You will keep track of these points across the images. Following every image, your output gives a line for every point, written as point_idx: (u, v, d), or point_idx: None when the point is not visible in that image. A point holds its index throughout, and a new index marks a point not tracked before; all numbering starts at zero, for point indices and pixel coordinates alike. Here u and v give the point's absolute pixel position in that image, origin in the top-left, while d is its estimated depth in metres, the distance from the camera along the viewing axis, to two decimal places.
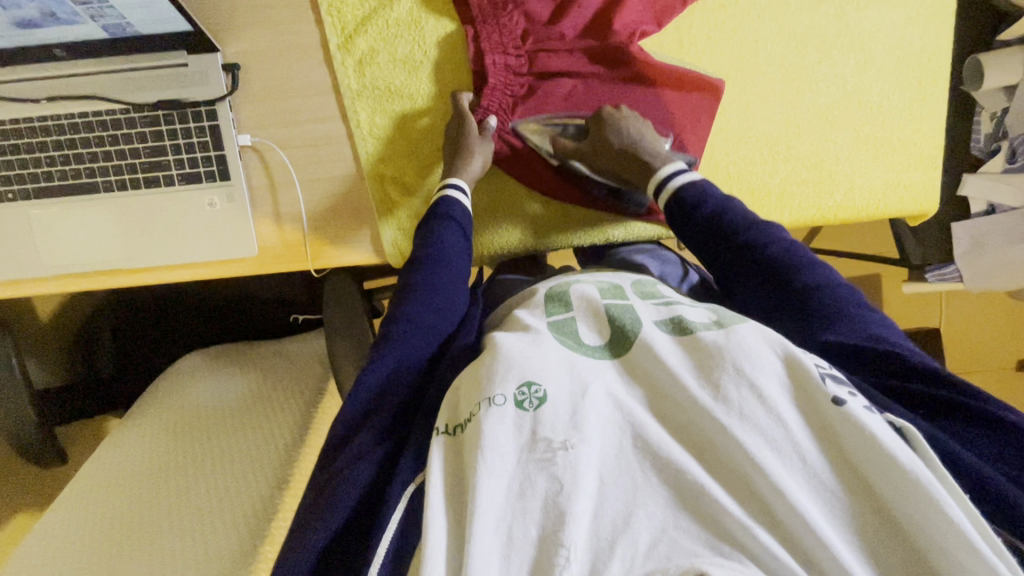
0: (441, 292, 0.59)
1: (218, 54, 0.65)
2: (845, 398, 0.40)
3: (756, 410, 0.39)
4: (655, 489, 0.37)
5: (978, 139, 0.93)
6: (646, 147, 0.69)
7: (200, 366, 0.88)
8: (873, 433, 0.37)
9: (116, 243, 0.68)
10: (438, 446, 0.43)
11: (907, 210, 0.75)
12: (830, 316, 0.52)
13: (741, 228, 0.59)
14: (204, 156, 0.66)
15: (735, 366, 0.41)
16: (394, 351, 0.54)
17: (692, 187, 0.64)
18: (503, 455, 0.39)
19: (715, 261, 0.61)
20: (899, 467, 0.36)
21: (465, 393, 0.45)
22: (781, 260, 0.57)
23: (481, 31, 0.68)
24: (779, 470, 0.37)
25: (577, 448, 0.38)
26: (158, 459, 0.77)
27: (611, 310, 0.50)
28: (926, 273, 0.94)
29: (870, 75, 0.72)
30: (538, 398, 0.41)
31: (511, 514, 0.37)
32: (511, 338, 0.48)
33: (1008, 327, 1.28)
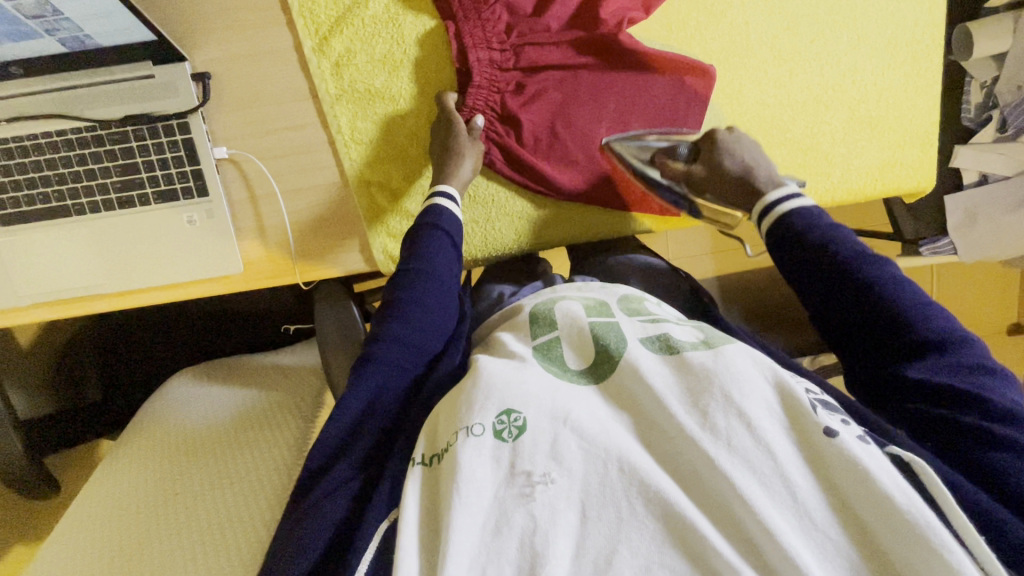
0: (425, 307, 0.57)
1: (186, 63, 0.62)
2: (837, 429, 0.40)
3: (744, 440, 0.40)
4: (638, 524, 0.38)
5: (969, 109, 0.92)
6: (760, 173, 0.63)
7: (192, 384, 0.86)
8: (863, 465, 0.38)
9: (92, 268, 0.65)
10: (415, 476, 0.43)
11: (904, 188, 0.74)
12: (925, 354, 0.49)
13: (851, 260, 0.52)
14: (178, 172, 0.63)
15: (725, 394, 0.41)
16: (378, 371, 0.52)
17: (801, 214, 0.57)
18: (480, 488, 0.39)
19: (799, 279, 0.55)
20: (889, 501, 0.37)
21: (443, 422, 0.45)
22: (887, 291, 0.50)
23: (462, 27, 0.65)
24: (765, 504, 0.37)
25: (556, 484, 0.39)
26: (154, 484, 0.75)
27: (596, 329, 0.50)
28: (920, 247, 0.95)
29: (863, 52, 0.71)
30: (516, 428, 0.41)
31: (486, 554, 0.38)
32: (493, 362, 0.48)
33: (997, 293, 1.29)
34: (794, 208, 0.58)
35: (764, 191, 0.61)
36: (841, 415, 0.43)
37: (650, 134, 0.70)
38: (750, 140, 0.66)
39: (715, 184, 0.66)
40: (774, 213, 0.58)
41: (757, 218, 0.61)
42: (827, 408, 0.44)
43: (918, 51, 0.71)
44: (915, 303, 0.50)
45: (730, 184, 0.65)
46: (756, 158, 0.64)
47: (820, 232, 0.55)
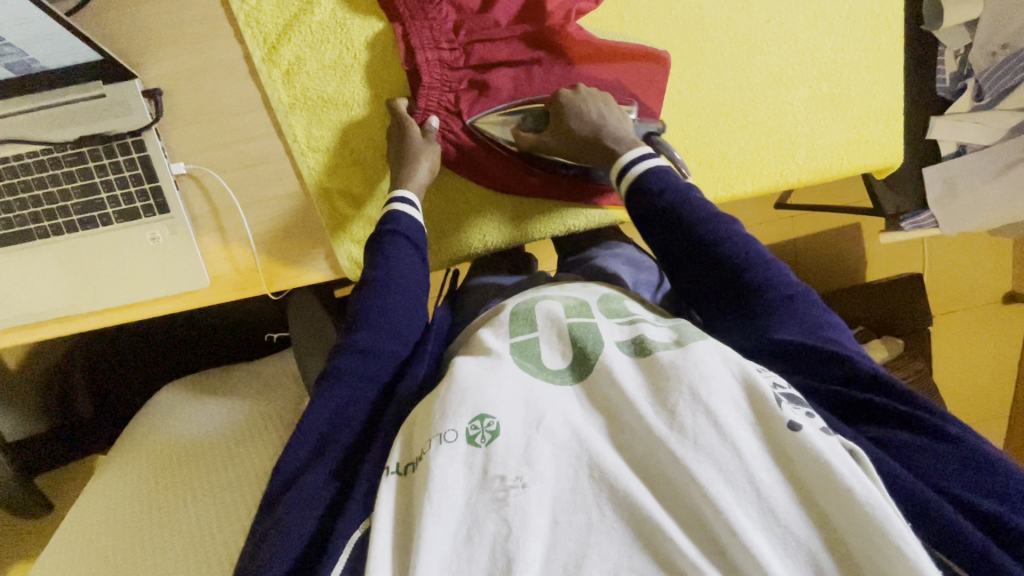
0: (389, 313, 0.56)
1: (137, 80, 0.62)
2: (801, 422, 0.39)
3: (711, 438, 0.38)
4: (608, 528, 0.37)
5: (944, 79, 0.90)
6: (613, 130, 0.65)
7: (181, 396, 0.86)
8: (826, 461, 0.36)
9: (59, 292, 0.65)
10: (389, 485, 0.42)
11: (872, 164, 0.73)
12: (783, 314, 0.50)
13: (698, 220, 0.56)
14: (137, 189, 0.63)
15: (692, 391, 0.40)
16: (340, 382, 0.51)
17: (655, 175, 0.60)
18: (451, 496, 0.38)
19: (662, 243, 0.58)
20: (851, 496, 0.35)
21: (418, 429, 0.44)
22: (734, 258, 0.54)
23: (410, 28, 0.65)
24: (730, 503, 0.36)
25: (530, 488, 0.37)
26: (140, 503, 0.75)
27: (574, 330, 0.48)
28: (902, 223, 0.94)
29: (821, 30, 0.71)
30: (490, 433, 0.40)
31: (458, 562, 0.36)
32: (471, 365, 0.46)
33: (986, 263, 1.28)
34: (647, 169, 0.61)
35: (618, 153, 0.64)
36: (806, 407, 0.42)
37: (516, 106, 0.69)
38: (590, 97, 0.66)
39: (567, 148, 0.67)
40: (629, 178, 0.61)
41: (616, 181, 0.63)
42: (793, 401, 0.42)
43: (878, 25, 0.72)
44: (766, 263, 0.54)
45: (584, 147, 0.66)
46: (604, 116, 0.66)
47: (675, 189, 0.58)
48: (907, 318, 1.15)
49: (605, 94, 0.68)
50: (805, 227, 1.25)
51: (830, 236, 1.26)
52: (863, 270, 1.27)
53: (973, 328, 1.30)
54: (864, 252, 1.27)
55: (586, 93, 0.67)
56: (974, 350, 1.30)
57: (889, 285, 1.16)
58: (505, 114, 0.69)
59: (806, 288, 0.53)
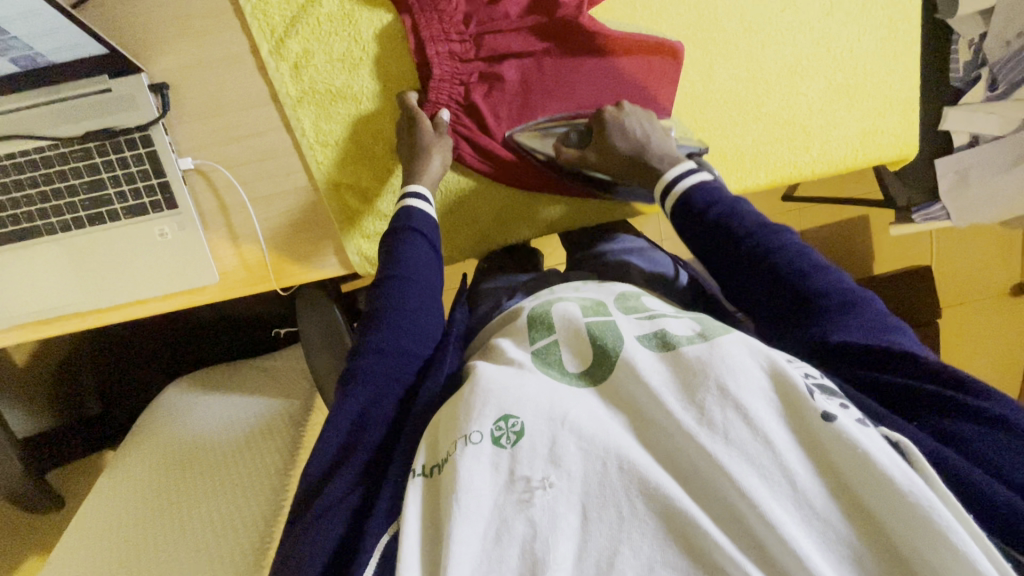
0: (408, 313, 0.56)
1: (143, 74, 0.61)
2: (834, 413, 0.38)
3: (741, 433, 0.38)
4: (640, 522, 0.36)
5: (958, 68, 0.89)
6: (655, 149, 0.65)
7: (187, 396, 0.86)
8: (862, 449, 0.36)
9: (67, 288, 0.64)
10: (416, 487, 0.41)
11: (887, 155, 0.72)
12: (844, 318, 0.49)
13: (748, 233, 0.55)
14: (145, 185, 0.63)
15: (720, 386, 0.39)
16: (362, 383, 0.51)
17: (700, 189, 0.59)
18: (479, 497, 0.38)
19: (715, 257, 0.57)
20: (888, 483, 0.35)
21: (443, 430, 0.44)
22: (790, 267, 0.52)
23: (419, 19, 0.64)
24: (764, 496, 0.35)
25: (556, 487, 0.37)
26: (154, 499, 0.75)
27: (593, 329, 0.47)
28: (913, 214, 0.94)
29: (836, 19, 0.70)
30: (515, 434, 0.40)
31: (488, 563, 0.36)
32: (491, 368, 0.46)
33: (994, 256, 1.27)
34: (691, 185, 0.60)
35: (661, 170, 0.64)
36: (839, 398, 0.41)
37: (558, 123, 0.69)
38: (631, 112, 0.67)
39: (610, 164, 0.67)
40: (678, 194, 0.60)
41: (661, 198, 0.63)
42: (825, 391, 0.42)
43: (894, 13, 0.70)
44: (820, 270, 0.52)
45: (626, 165, 0.66)
46: (647, 133, 0.65)
47: (726, 203, 0.57)
48: (914, 310, 1.15)
49: (650, 111, 0.67)
50: (813, 218, 1.24)
51: (838, 228, 1.25)
52: (871, 260, 1.26)
53: (982, 318, 1.29)
54: (873, 244, 1.26)
55: (631, 111, 0.67)
56: (981, 340, 1.29)
57: (898, 279, 1.15)
58: (546, 129, 0.69)
59: (863, 291, 0.52)
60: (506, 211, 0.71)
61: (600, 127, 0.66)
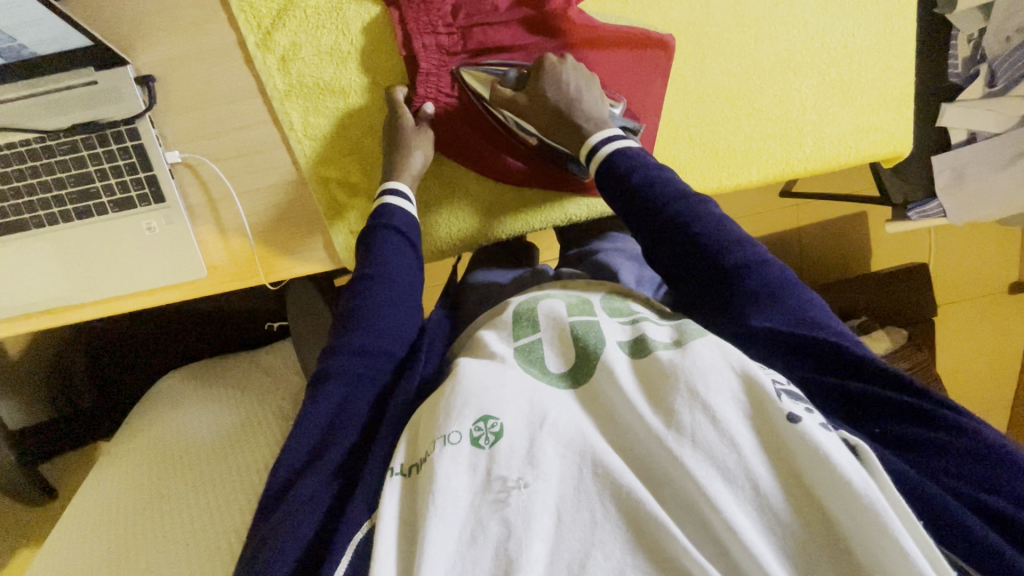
0: (385, 313, 0.55)
1: (129, 67, 0.61)
2: (801, 414, 0.38)
3: (710, 436, 0.37)
4: (613, 526, 0.36)
5: (957, 64, 0.88)
6: (584, 107, 0.64)
7: (181, 385, 0.86)
8: (824, 452, 0.36)
9: (54, 282, 0.64)
10: (394, 486, 0.41)
11: (880, 153, 0.72)
12: (761, 300, 0.49)
13: (670, 200, 0.55)
14: (132, 179, 0.62)
15: (689, 389, 0.39)
16: (338, 383, 0.51)
17: (625, 155, 0.60)
18: (455, 498, 0.38)
19: (641, 230, 0.57)
20: (849, 487, 0.34)
21: (423, 428, 0.44)
22: (708, 239, 0.53)
23: (407, 11, 0.64)
24: (730, 502, 0.36)
25: (531, 488, 0.37)
26: (142, 490, 0.75)
27: (576, 329, 0.47)
28: (908, 211, 0.91)
29: (831, 13, 0.69)
30: (493, 434, 0.39)
31: (462, 564, 0.36)
32: (473, 365, 0.45)
33: (992, 254, 1.26)
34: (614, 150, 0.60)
35: (587, 131, 0.63)
36: (805, 402, 0.41)
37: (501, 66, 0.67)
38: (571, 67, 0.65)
39: (537, 117, 0.65)
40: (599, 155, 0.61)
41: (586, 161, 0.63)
42: (793, 396, 0.41)
43: (890, 8, 0.70)
44: (740, 244, 0.53)
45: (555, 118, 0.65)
46: (579, 89, 0.64)
47: (645, 171, 0.58)
48: (909, 308, 1.14)
49: (592, 73, 0.66)
50: (809, 215, 1.23)
51: (835, 225, 1.24)
52: (868, 258, 1.25)
53: (979, 317, 1.28)
54: (869, 242, 1.25)
55: (572, 65, 0.65)
56: (977, 339, 1.29)
57: (894, 276, 1.14)
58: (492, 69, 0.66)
59: (792, 276, 0.52)
60: (499, 207, 0.71)
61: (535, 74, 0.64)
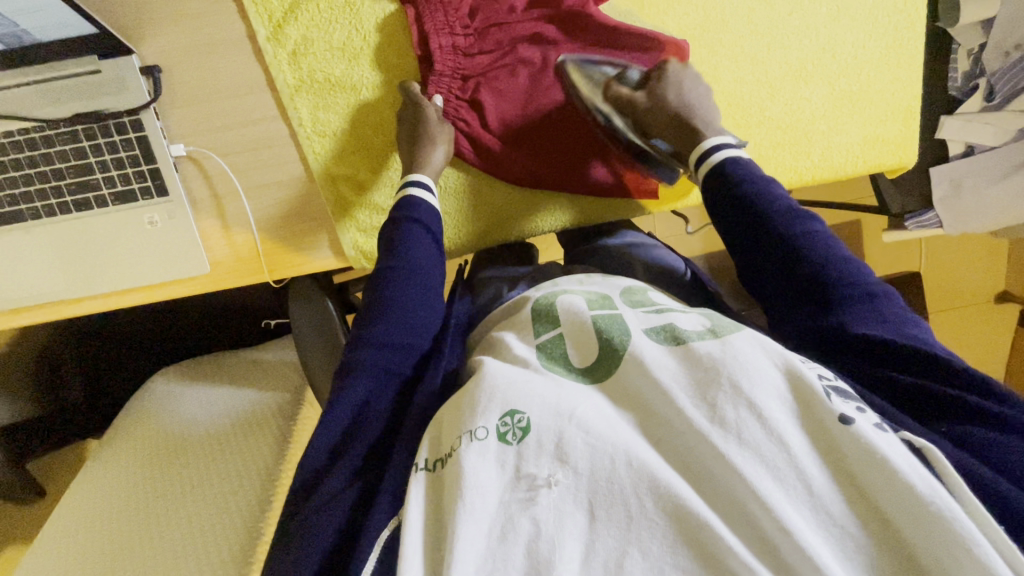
0: (410, 304, 0.55)
1: (134, 56, 0.59)
2: (852, 416, 0.38)
3: (755, 433, 0.37)
4: (649, 521, 0.36)
5: (955, 78, 0.89)
6: (698, 115, 0.64)
7: (177, 384, 0.84)
8: (882, 454, 0.36)
9: (51, 274, 0.63)
10: (418, 482, 0.41)
11: (887, 163, 0.73)
12: (857, 309, 0.49)
13: (779, 212, 0.55)
14: (135, 171, 0.61)
15: (733, 384, 0.39)
16: (362, 377, 0.50)
17: (736, 163, 0.60)
18: (485, 494, 0.38)
19: (742, 237, 0.57)
20: (910, 490, 0.35)
21: (448, 426, 0.43)
22: (813, 250, 0.52)
23: (424, 10, 0.63)
24: (779, 498, 0.35)
25: (561, 485, 0.37)
26: (137, 492, 0.73)
27: (598, 323, 0.47)
28: (907, 222, 0.94)
29: (842, 24, 0.69)
30: (520, 429, 0.40)
31: (491, 561, 0.35)
32: (498, 365, 0.45)
33: (980, 264, 1.29)
34: (727, 157, 0.60)
35: (701, 136, 0.63)
36: (857, 401, 0.41)
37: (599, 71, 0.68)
38: (693, 74, 0.66)
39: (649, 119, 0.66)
40: (711, 156, 0.61)
41: (694, 164, 0.63)
42: (841, 394, 0.41)
43: (899, 22, 0.71)
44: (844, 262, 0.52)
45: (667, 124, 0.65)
46: (698, 98, 0.65)
47: (754, 182, 0.57)
48: None
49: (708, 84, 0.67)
50: None
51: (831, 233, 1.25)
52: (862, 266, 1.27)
53: (966, 325, 1.31)
54: (863, 250, 1.27)
55: (693, 74, 0.66)
56: (966, 346, 1.32)
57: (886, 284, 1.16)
58: (591, 75, 0.68)
59: (885, 286, 0.52)
60: (515, 208, 0.71)
61: (659, 78, 0.65)
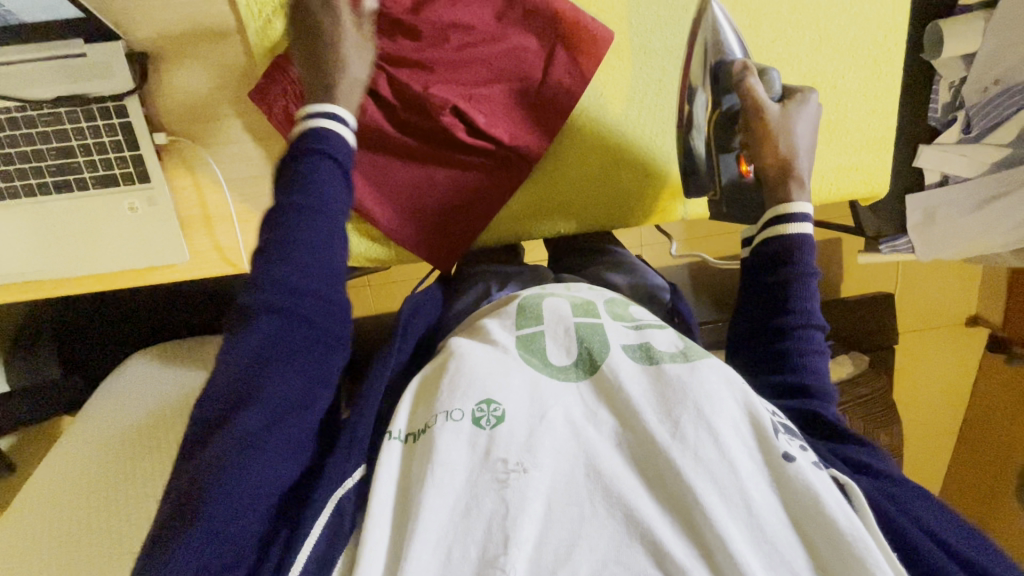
0: (311, 253, 0.47)
1: (121, 42, 0.59)
2: (794, 455, 0.41)
3: (710, 453, 0.39)
4: (600, 521, 0.38)
5: (936, 108, 0.91)
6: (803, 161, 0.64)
7: (150, 366, 0.84)
8: (816, 492, 0.38)
9: (28, 254, 0.63)
10: (391, 450, 0.43)
11: (857, 192, 0.75)
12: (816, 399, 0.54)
13: (795, 311, 0.57)
14: (117, 157, 0.61)
15: (697, 409, 0.41)
16: (264, 325, 0.44)
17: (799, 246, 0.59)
18: (454, 471, 0.39)
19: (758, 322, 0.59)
20: (835, 528, 0.37)
21: (426, 399, 0.45)
22: (799, 345, 0.56)
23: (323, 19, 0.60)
24: (721, 516, 0.37)
25: (529, 474, 0.38)
26: (104, 471, 0.74)
27: (581, 330, 0.49)
28: (880, 245, 0.97)
29: (824, 54, 0.71)
30: (495, 417, 0.41)
31: (454, 534, 0.38)
32: (475, 349, 0.47)
33: (952, 289, 1.32)
34: (800, 236, 0.59)
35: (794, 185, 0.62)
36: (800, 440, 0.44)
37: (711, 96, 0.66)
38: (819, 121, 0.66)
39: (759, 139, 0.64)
40: (788, 225, 0.60)
41: (768, 220, 0.61)
42: (788, 432, 0.44)
43: (879, 55, 0.72)
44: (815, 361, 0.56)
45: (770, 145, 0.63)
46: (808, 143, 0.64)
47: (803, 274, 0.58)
48: (870, 334, 1.20)
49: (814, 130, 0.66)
50: None
51: None
52: (838, 283, 1.30)
53: (932, 346, 1.35)
54: (840, 268, 1.30)
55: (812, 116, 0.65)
56: (930, 368, 1.37)
57: (858, 304, 1.20)
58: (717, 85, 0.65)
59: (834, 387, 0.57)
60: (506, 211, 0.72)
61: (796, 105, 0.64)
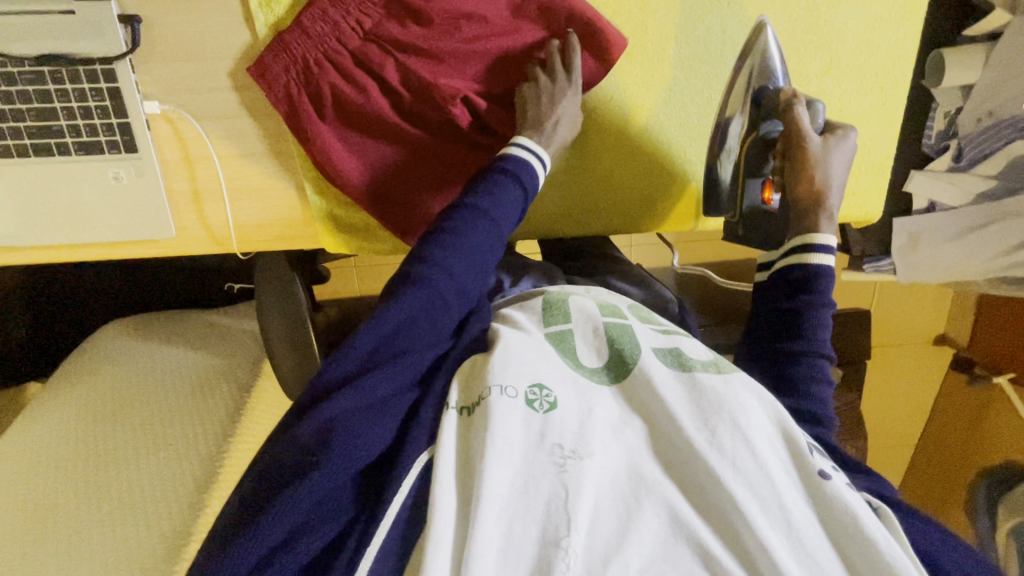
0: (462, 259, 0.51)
1: (113, 2, 0.55)
2: (830, 472, 0.42)
3: (748, 461, 0.40)
4: (648, 517, 0.38)
5: (930, 135, 0.93)
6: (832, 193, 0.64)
7: (130, 339, 0.82)
8: (852, 508, 0.39)
9: (5, 218, 0.60)
10: (451, 418, 0.44)
11: (852, 215, 0.76)
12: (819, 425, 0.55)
13: (804, 337, 0.59)
14: (104, 123, 0.58)
15: (734, 419, 0.42)
16: (416, 298, 0.48)
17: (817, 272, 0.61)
18: (512, 445, 0.40)
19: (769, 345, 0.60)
20: (873, 544, 0.38)
21: (477, 374, 0.46)
22: (806, 368, 0.58)
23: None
24: (763, 524, 0.38)
25: (586, 462, 0.39)
26: (76, 442, 0.71)
27: (611, 331, 0.49)
28: (864, 265, 0.99)
29: (833, 76, 0.71)
30: (548, 402, 0.42)
31: (514, 509, 0.38)
32: (516, 340, 0.47)
33: (925, 309, 1.36)
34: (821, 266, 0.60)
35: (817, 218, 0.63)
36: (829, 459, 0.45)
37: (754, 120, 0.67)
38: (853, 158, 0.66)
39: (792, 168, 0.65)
40: (811, 254, 0.61)
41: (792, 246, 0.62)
42: (819, 452, 0.45)
43: (885, 81, 0.73)
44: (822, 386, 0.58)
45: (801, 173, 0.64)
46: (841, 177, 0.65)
47: (817, 302, 0.59)
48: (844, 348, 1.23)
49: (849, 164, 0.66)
50: None
51: None
52: None
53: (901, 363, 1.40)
54: None
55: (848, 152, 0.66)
56: (897, 383, 1.42)
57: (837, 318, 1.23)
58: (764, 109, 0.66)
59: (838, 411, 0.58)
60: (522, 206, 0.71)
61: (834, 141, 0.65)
